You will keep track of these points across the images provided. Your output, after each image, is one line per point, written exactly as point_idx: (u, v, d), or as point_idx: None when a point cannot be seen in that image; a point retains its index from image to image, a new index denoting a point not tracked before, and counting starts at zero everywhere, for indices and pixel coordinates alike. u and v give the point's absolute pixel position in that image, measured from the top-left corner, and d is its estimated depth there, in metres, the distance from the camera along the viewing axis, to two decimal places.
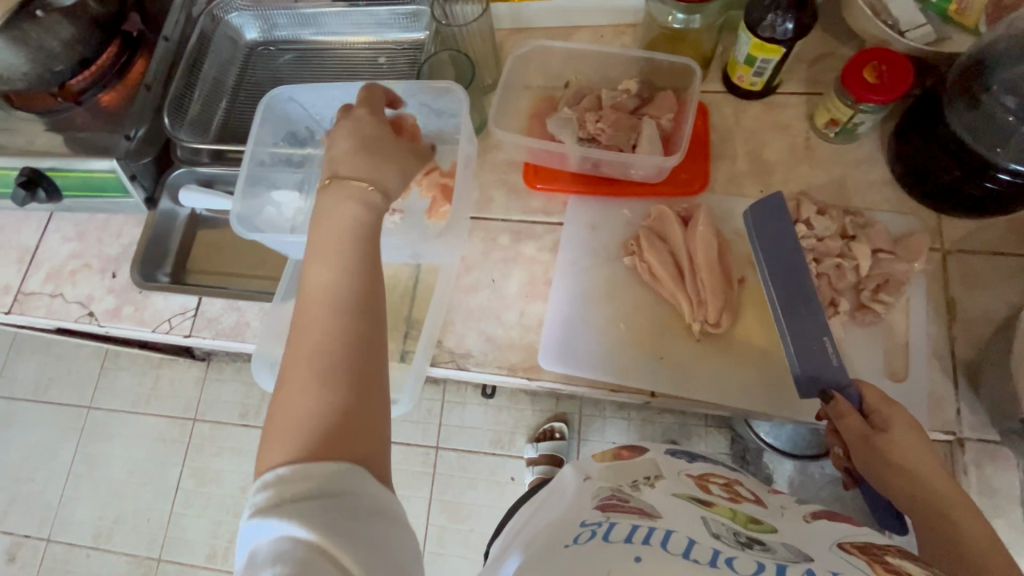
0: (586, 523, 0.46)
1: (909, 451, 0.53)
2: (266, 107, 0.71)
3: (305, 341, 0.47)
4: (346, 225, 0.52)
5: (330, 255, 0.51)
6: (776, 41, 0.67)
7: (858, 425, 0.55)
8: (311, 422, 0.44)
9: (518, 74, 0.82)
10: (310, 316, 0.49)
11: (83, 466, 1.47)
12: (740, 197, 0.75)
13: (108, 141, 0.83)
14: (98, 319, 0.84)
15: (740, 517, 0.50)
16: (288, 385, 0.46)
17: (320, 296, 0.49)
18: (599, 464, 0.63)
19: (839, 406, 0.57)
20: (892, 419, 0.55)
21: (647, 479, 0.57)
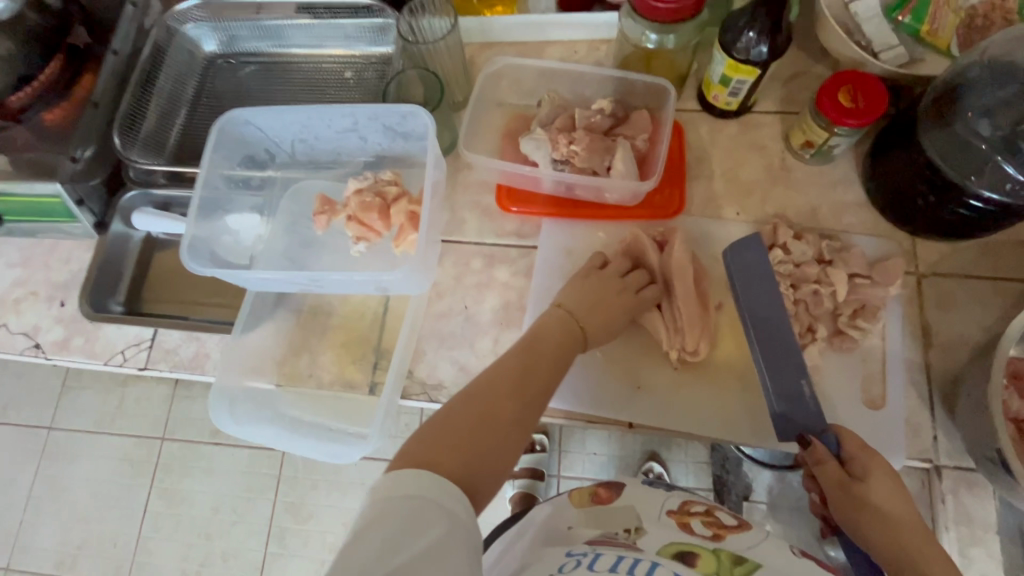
0: (573, 554, 0.51)
1: (886, 500, 0.53)
2: (220, 130, 0.66)
3: (506, 397, 0.54)
4: (562, 336, 0.62)
5: (560, 356, 0.60)
6: (750, 63, 0.66)
7: (837, 471, 0.55)
8: (481, 440, 0.51)
9: (489, 91, 0.79)
10: (523, 381, 0.56)
11: (44, 490, 1.39)
12: (717, 219, 0.74)
13: (51, 162, 0.78)
14: (44, 352, 0.79)
15: (725, 559, 0.50)
16: (458, 411, 0.52)
17: (533, 374, 0.57)
18: (576, 510, 0.61)
19: (817, 451, 0.57)
20: (871, 466, 0.55)
21: (627, 532, 0.55)
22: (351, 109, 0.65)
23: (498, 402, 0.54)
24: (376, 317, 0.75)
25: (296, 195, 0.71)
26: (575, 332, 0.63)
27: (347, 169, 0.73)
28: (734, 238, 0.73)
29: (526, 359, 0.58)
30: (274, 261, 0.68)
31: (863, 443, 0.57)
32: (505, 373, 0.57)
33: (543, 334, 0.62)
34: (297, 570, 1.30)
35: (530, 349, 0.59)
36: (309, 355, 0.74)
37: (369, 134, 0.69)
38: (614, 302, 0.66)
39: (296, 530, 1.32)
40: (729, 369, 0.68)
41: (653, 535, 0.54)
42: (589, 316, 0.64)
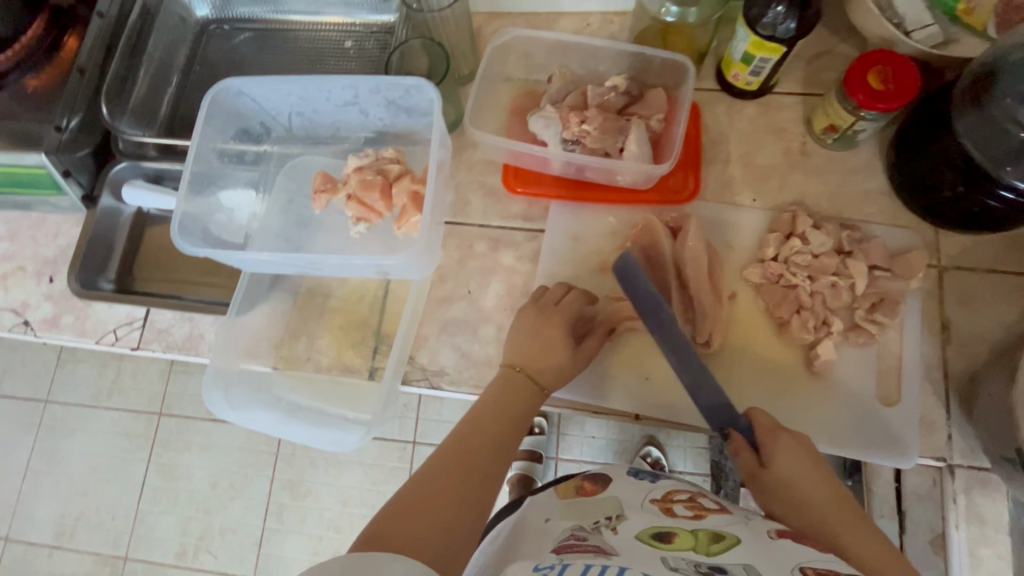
0: (540, 567, 0.44)
1: (802, 486, 0.53)
2: (212, 101, 0.63)
3: (452, 473, 0.51)
4: (519, 394, 0.60)
5: (509, 419, 0.58)
6: (776, 40, 0.62)
7: (752, 460, 0.55)
8: (428, 519, 0.47)
9: (497, 65, 0.75)
10: (469, 453, 0.54)
11: (41, 462, 1.38)
12: (732, 205, 0.71)
13: (35, 131, 0.74)
14: (33, 329, 0.77)
15: (703, 537, 0.48)
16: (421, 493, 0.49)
17: (483, 443, 0.55)
18: (561, 503, 0.60)
19: (736, 443, 0.57)
20: (777, 451, 0.54)
21: (608, 519, 0.53)
22: (351, 82, 0.61)
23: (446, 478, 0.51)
24: (377, 300, 0.73)
25: (292, 172, 0.68)
26: (523, 390, 0.60)
27: (347, 145, 0.69)
28: (750, 226, 0.70)
29: (473, 431, 0.56)
30: (269, 240, 0.65)
31: (773, 426, 0.56)
32: (450, 450, 0.54)
33: (490, 399, 0.59)
34: (294, 546, 1.29)
35: (476, 420, 0.57)
36: (306, 338, 0.72)
37: (369, 108, 0.65)
38: (553, 339, 0.62)
39: (294, 507, 1.31)
40: (742, 361, 0.65)
41: (634, 519, 0.52)
42: (543, 369, 0.61)
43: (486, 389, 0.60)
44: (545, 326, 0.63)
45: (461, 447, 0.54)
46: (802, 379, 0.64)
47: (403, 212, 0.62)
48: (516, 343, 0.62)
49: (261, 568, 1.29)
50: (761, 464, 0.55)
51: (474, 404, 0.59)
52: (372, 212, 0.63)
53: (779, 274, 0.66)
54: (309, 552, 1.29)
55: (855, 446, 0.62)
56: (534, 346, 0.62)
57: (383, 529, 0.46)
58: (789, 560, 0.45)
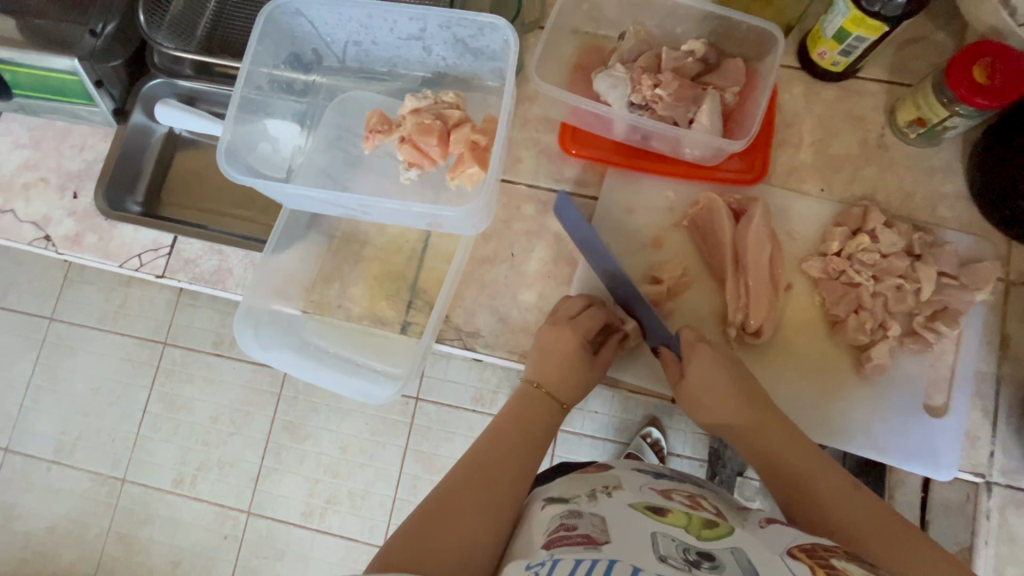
0: (529, 565, 0.41)
1: (720, 399, 0.56)
2: (266, 18, 0.58)
3: (473, 489, 0.51)
4: (535, 415, 0.59)
5: (528, 435, 0.58)
6: (881, 17, 0.57)
7: (676, 373, 0.59)
8: (449, 532, 0.47)
9: (566, 14, 0.70)
10: (488, 466, 0.54)
11: (44, 378, 1.38)
12: (798, 193, 0.67)
13: (67, 34, 0.69)
14: (54, 245, 0.74)
15: (695, 521, 0.47)
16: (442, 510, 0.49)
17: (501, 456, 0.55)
18: (557, 479, 0.58)
19: (664, 357, 0.60)
20: (692, 362, 0.58)
21: (604, 489, 0.52)
22: (420, 12, 0.56)
23: (467, 490, 0.51)
24: (414, 253, 0.70)
25: (343, 106, 0.64)
26: (544, 405, 0.60)
27: (402, 84, 0.65)
28: (816, 217, 0.66)
29: (492, 445, 0.56)
30: (313, 177, 0.62)
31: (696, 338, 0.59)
32: (471, 464, 0.54)
33: (510, 414, 0.59)
34: (291, 486, 1.30)
35: (497, 435, 0.57)
36: (339, 284, 0.69)
37: (433, 45, 0.61)
38: (561, 359, 0.60)
39: (293, 448, 1.32)
40: (789, 354, 0.63)
41: (630, 493, 0.52)
42: (563, 385, 0.60)
43: (503, 406, 0.61)
44: (551, 343, 0.61)
45: (481, 460, 0.54)
46: (850, 380, 0.62)
47: (457, 161, 0.58)
48: (534, 363, 0.62)
49: (256, 504, 1.31)
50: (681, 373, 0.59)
51: (492, 421, 0.60)
52: (423, 156, 0.59)
53: (841, 270, 0.63)
54: (305, 493, 1.30)
55: (895, 454, 0.61)
56: (543, 365, 0.61)
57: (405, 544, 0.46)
58: (778, 543, 0.44)
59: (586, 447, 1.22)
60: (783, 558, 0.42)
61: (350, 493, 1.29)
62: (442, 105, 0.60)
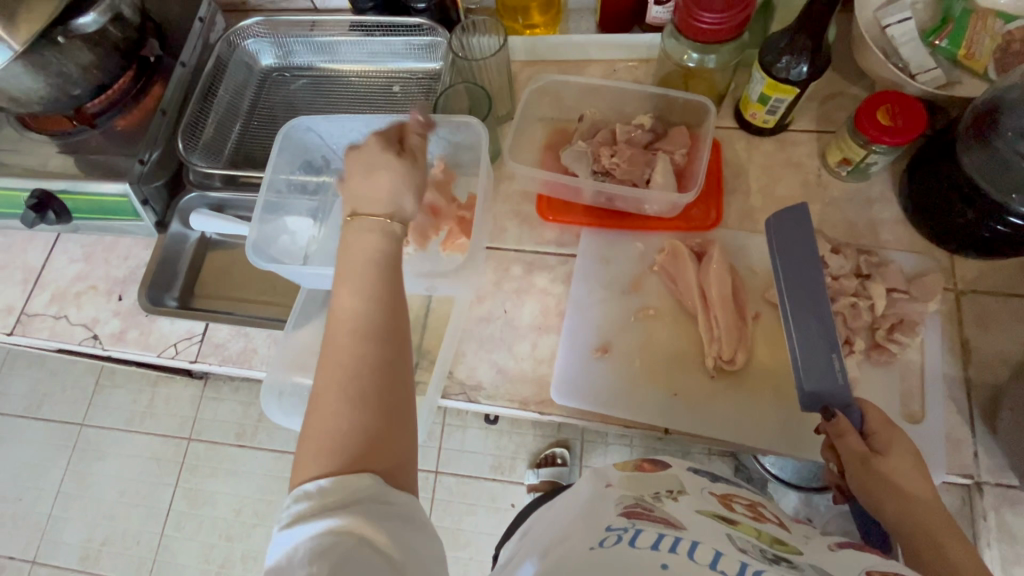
0: (613, 527, 0.45)
1: (904, 482, 0.51)
2: (283, 136, 0.71)
3: (338, 355, 0.46)
4: (372, 256, 0.50)
5: (365, 266, 0.49)
6: (790, 82, 0.68)
7: (859, 444, 0.54)
8: (342, 437, 0.43)
9: (532, 107, 0.83)
10: (331, 352, 0.46)
11: (74, 484, 1.43)
12: (753, 232, 0.76)
13: (121, 164, 0.83)
14: (102, 343, 0.83)
15: (765, 534, 0.47)
16: (322, 405, 0.44)
17: (357, 312, 0.47)
18: (620, 472, 0.59)
19: (839, 424, 0.56)
20: (895, 443, 0.54)
21: (669, 492, 0.53)
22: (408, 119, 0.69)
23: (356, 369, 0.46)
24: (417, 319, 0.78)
25: None
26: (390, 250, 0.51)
27: None
28: (770, 250, 0.74)
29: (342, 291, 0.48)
30: (326, 260, 0.72)
31: (887, 420, 0.56)
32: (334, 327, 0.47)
33: (357, 258, 0.50)
34: None
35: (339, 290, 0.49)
36: None
37: None
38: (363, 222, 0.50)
39: None
40: (764, 381, 0.69)
41: (694, 498, 0.52)
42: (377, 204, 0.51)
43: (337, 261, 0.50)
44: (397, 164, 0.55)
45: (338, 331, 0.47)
46: None
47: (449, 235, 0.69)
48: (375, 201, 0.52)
49: None
50: (872, 450, 0.54)
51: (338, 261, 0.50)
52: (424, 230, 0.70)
53: None
54: None
55: None
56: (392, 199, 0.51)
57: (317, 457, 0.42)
58: (859, 562, 0.42)
59: None
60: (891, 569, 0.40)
61: None
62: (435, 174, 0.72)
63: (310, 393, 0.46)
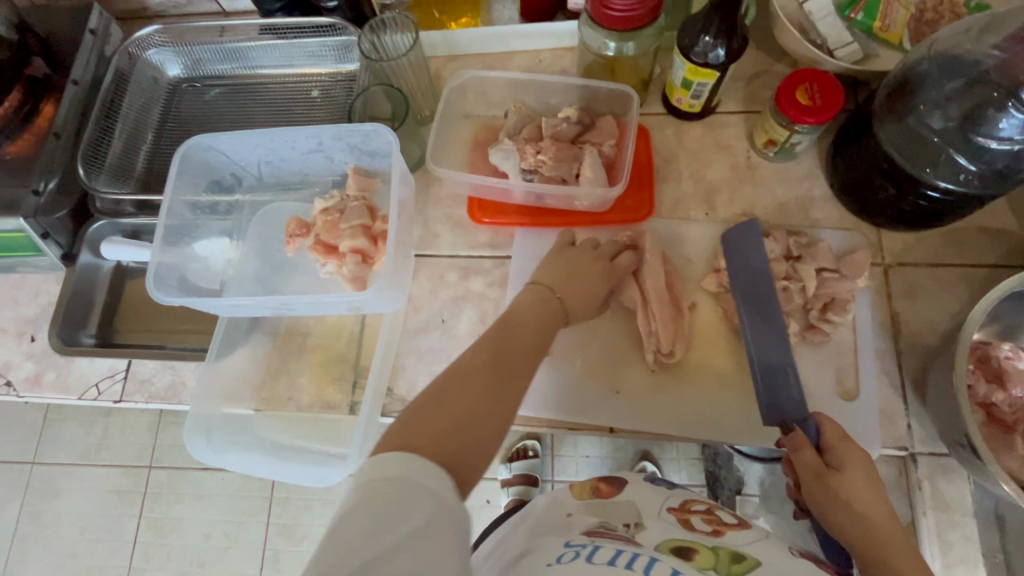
0: (571, 544, 0.47)
1: (863, 496, 0.50)
2: (183, 156, 0.66)
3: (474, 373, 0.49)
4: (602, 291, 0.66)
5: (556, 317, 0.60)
6: (709, 66, 0.67)
7: (816, 459, 0.53)
8: (449, 428, 0.45)
9: (455, 104, 0.80)
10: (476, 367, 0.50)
11: (29, 527, 1.36)
12: (686, 220, 0.75)
13: (13, 195, 0.76)
14: (15, 389, 0.77)
15: (722, 556, 0.45)
16: (446, 398, 0.47)
17: (511, 343, 0.54)
18: (576, 499, 0.58)
19: (795, 438, 0.56)
20: (848, 456, 0.53)
21: (627, 527, 0.51)
22: (316, 131, 0.66)
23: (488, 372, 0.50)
24: (353, 335, 0.75)
25: (265, 218, 0.71)
26: (550, 303, 0.61)
27: (315, 190, 0.73)
28: (703, 238, 0.74)
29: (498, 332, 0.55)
30: (244, 285, 0.68)
31: (841, 433, 0.55)
32: (476, 352, 0.52)
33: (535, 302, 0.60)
34: None
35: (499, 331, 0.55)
36: (287, 377, 0.73)
37: (335, 154, 0.70)
38: (590, 271, 0.66)
39: (289, 552, 1.30)
40: (704, 371, 0.68)
41: (653, 529, 0.50)
42: (568, 287, 0.63)
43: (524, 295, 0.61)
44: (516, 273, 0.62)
45: (497, 332, 0.55)
46: None
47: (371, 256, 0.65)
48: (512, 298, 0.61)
49: None
50: (828, 465, 0.53)
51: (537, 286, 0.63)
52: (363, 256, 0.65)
53: None
54: None
55: None
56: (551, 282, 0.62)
57: (405, 430, 0.43)
58: None
59: None
60: None
61: None
62: (355, 185, 0.68)
63: (433, 386, 0.48)
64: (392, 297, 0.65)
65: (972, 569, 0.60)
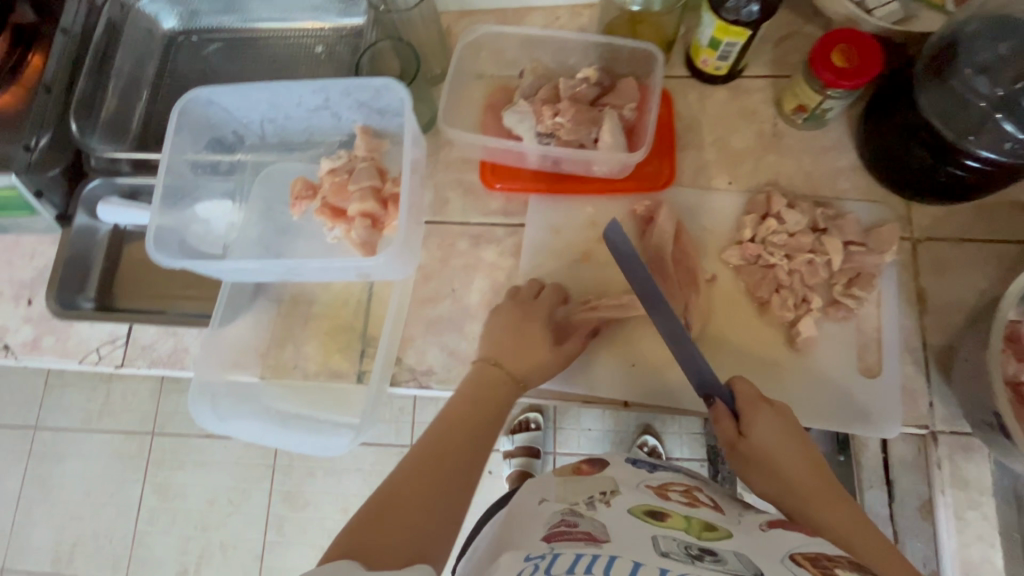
0: (530, 556, 0.41)
1: (783, 463, 0.53)
2: (181, 111, 0.63)
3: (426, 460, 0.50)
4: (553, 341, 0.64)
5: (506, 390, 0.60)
6: (741, 23, 0.63)
7: (731, 429, 0.55)
8: (407, 520, 0.45)
9: (467, 63, 0.76)
10: (429, 453, 0.51)
11: (35, 490, 1.36)
12: (708, 189, 0.72)
13: (5, 152, 0.73)
14: (14, 353, 0.75)
15: (694, 522, 0.47)
16: (402, 489, 0.47)
17: (460, 423, 0.55)
18: (556, 477, 0.56)
19: (716, 411, 0.56)
20: (755, 420, 0.55)
21: (602, 494, 0.51)
22: (322, 85, 0.62)
23: (432, 462, 0.50)
24: (360, 303, 0.73)
25: (268, 179, 0.68)
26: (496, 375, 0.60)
27: (320, 150, 0.69)
28: (726, 209, 0.71)
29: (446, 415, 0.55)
30: (248, 248, 0.65)
31: (757, 396, 0.57)
32: (428, 438, 0.53)
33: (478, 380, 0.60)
34: (296, 558, 1.29)
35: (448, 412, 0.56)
36: (292, 345, 0.72)
37: (342, 111, 0.66)
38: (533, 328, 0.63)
39: (292, 518, 1.30)
40: (725, 345, 0.66)
41: (630, 495, 0.51)
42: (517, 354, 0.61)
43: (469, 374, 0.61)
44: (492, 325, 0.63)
45: (445, 417, 0.55)
46: (782, 355, 0.65)
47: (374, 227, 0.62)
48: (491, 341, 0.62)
49: None
50: (739, 432, 0.55)
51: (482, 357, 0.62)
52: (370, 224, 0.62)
53: (757, 254, 0.67)
54: (311, 562, 1.28)
55: (839, 421, 0.63)
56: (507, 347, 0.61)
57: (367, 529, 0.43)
58: (779, 549, 0.43)
59: None
60: (785, 563, 0.41)
61: None
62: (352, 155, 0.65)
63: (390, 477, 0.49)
64: (406, 263, 0.62)
65: (990, 548, 0.59)
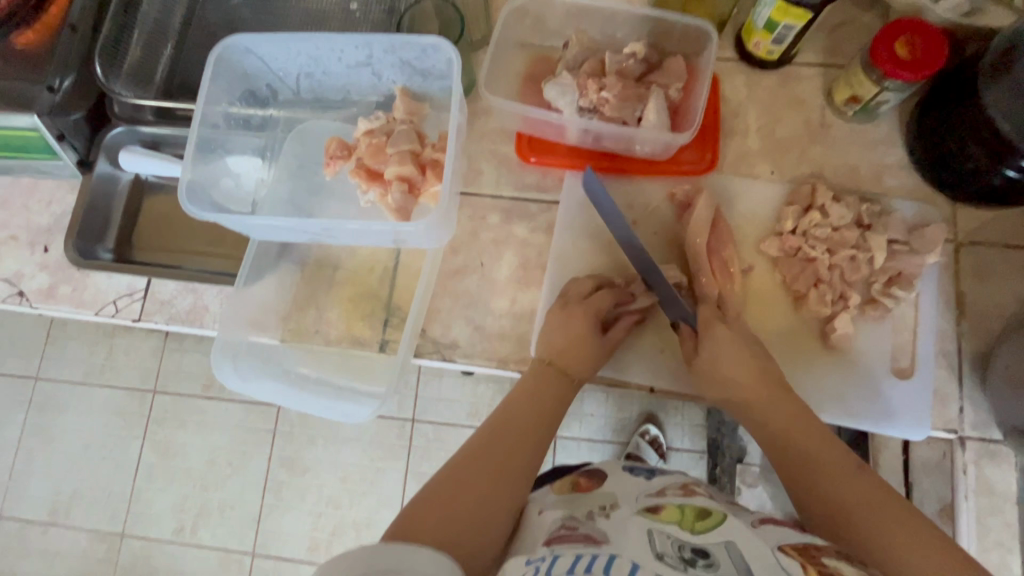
0: (529, 561, 0.41)
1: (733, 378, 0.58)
2: (217, 59, 0.60)
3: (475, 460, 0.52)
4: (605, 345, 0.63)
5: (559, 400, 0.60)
6: (803, 5, 0.60)
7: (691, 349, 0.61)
8: (452, 517, 0.46)
9: (510, 30, 0.73)
10: (479, 453, 0.52)
11: (35, 439, 1.36)
12: (750, 177, 0.70)
13: (25, 91, 0.70)
14: (29, 300, 0.74)
15: (688, 513, 0.46)
16: (448, 486, 0.49)
17: (515, 429, 0.56)
18: (554, 497, 0.56)
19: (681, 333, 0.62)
20: (710, 344, 0.59)
21: (602, 509, 0.50)
22: (364, 40, 0.60)
23: (483, 461, 0.51)
24: (386, 271, 0.71)
25: (301, 137, 0.66)
26: (551, 378, 0.61)
27: (355, 111, 0.67)
28: (767, 199, 0.69)
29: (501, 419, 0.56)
30: (276, 207, 0.64)
31: (714, 316, 0.61)
32: (480, 438, 0.54)
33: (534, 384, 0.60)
34: (294, 522, 1.29)
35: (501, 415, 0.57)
36: (315, 309, 0.70)
37: (383, 70, 0.64)
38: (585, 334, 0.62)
39: (292, 484, 1.31)
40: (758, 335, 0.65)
41: (627, 508, 0.49)
42: (572, 359, 0.61)
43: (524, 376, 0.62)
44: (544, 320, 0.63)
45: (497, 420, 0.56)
46: (815, 350, 0.64)
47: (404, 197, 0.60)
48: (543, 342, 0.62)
49: (261, 543, 1.29)
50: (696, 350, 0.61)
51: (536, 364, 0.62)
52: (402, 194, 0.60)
53: (798, 247, 0.65)
54: (309, 527, 1.29)
55: (868, 418, 0.62)
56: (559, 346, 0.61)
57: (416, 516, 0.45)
58: (770, 540, 0.43)
59: (585, 450, 1.21)
60: (774, 551, 0.41)
61: (355, 522, 1.28)
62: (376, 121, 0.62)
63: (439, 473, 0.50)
64: (441, 234, 0.61)
65: (1008, 554, 0.60)
